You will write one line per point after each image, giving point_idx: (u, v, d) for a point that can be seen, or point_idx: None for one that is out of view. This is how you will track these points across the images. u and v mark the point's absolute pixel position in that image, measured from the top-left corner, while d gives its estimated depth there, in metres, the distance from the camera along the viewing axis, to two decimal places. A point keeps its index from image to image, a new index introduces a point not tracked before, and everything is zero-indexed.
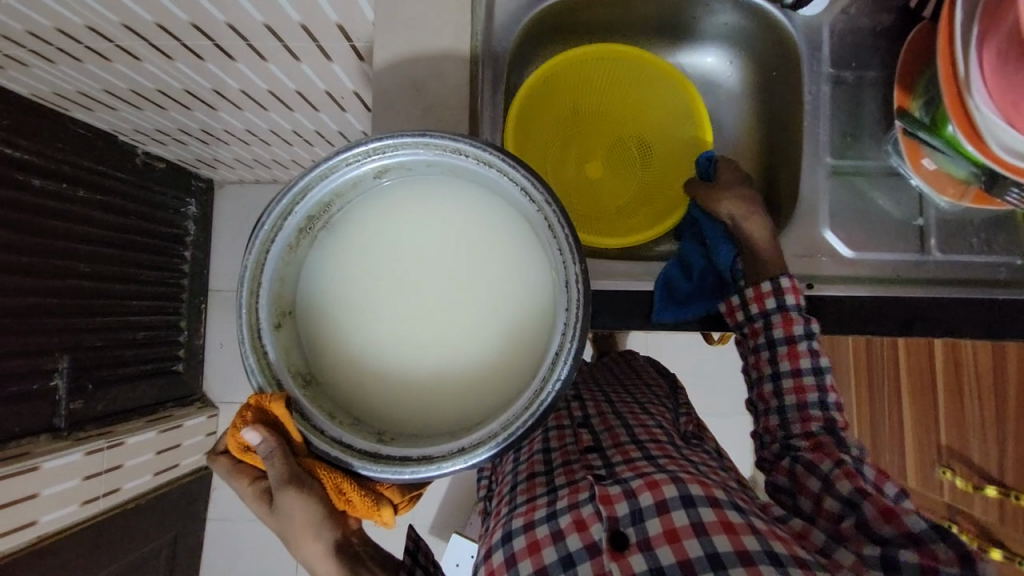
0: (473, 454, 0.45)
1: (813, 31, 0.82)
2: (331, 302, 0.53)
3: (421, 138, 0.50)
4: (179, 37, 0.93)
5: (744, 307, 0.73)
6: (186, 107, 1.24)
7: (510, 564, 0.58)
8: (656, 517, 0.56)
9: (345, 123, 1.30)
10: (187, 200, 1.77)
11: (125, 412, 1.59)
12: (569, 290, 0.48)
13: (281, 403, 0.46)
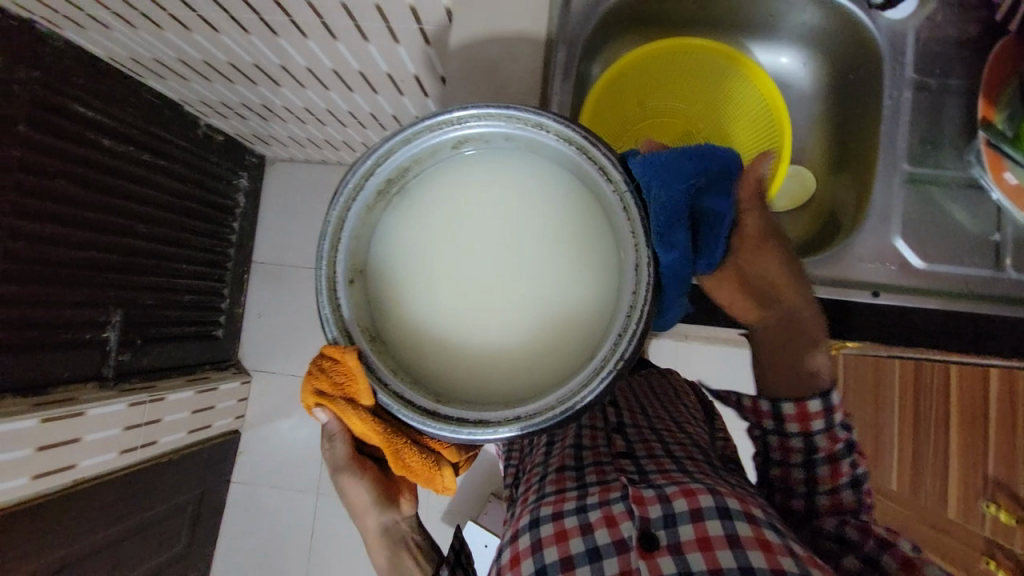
0: (530, 423, 0.46)
1: (893, 39, 0.80)
2: (400, 266, 0.55)
3: (505, 112, 0.52)
4: (259, 12, 0.97)
5: (777, 421, 0.68)
6: (253, 81, 1.29)
7: (536, 548, 0.59)
8: (689, 523, 0.56)
9: (401, 108, 1.34)
10: (239, 173, 1.84)
11: (166, 369, 1.67)
12: (640, 272, 0.49)
13: (354, 356, 0.49)
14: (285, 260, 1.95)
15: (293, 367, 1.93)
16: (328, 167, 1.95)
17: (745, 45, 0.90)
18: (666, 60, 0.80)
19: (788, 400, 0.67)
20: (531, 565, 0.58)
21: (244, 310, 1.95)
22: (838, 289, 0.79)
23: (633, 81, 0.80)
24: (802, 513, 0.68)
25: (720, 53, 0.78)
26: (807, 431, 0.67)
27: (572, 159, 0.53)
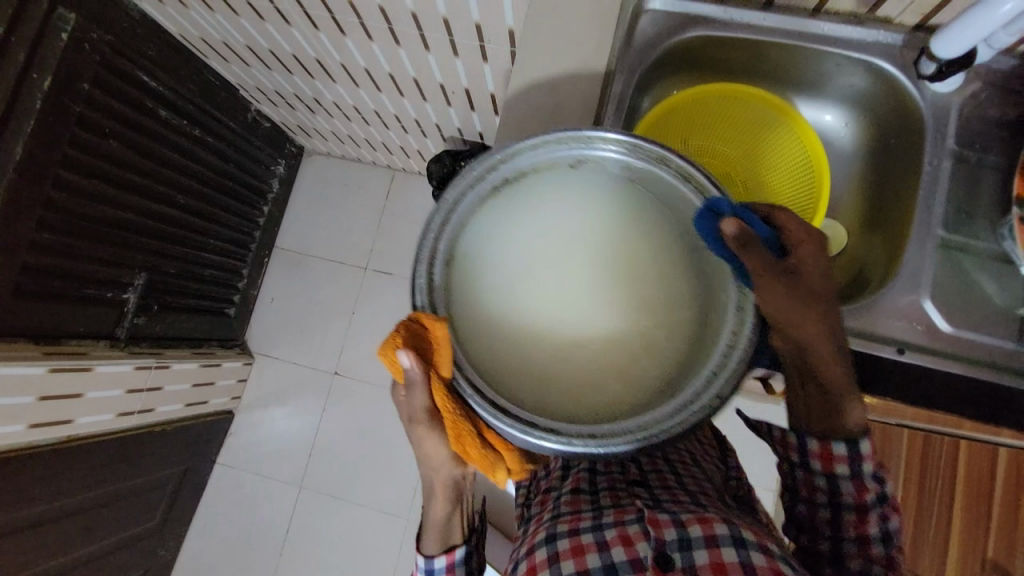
0: (606, 444, 0.48)
1: (935, 110, 0.82)
2: (485, 257, 0.57)
3: (634, 142, 0.56)
4: (333, 11, 1.03)
5: (802, 454, 0.67)
6: (310, 75, 1.35)
7: (552, 562, 0.59)
8: (704, 548, 0.55)
9: (446, 118, 1.39)
10: (278, 161, 1.90)
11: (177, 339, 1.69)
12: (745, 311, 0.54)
13: (443, 326, 0.50)
14: (306, 249, 1.99)
15: (297, 355, 1.94)
16: (363, 166, 2.01)
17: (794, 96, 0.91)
18: (708, 103, 0.83)
19: (811, 435, 0.66)
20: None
21: (259, 293, 1.98)
22: (865, 341, 0.79)
23: (678, 121, 0.82)
24: (827, 553, 0.67)
25: (759, 98, 0.82)
26: (830, 472, 0.65)
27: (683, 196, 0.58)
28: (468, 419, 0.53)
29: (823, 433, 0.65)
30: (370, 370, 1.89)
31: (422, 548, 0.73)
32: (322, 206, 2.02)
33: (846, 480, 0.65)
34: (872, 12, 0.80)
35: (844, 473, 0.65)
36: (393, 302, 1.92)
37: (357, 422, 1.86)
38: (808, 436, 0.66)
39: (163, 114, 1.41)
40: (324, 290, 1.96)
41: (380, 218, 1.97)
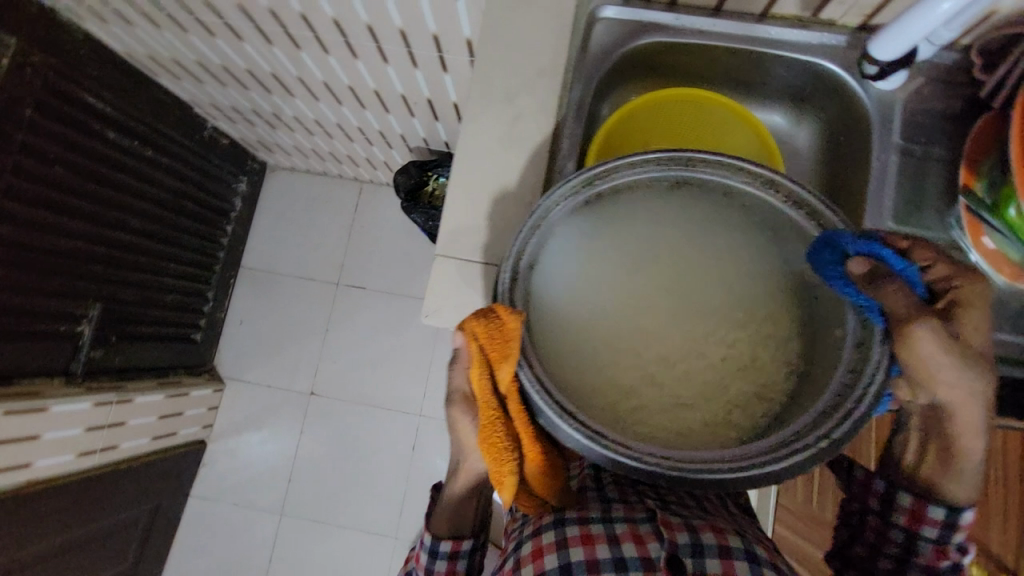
0: (687, 476, 0.48)
1: (881, 112, 0.70)
2: (572, 270, 0.59)
3: (741, 165, 0.58)
4: (285, 26, 1.00)
5: (884, 505, 0.66)
6: (267, 90, 1.31)
7: (561, 546, 0.62)
8: (716, 557, 0.60)
9: (410, 129, 1.37)
10: (239, 178, 1.84)
11: (137, 371, 1.62)
12: (871, 348, 0.51)
13: (514, 318, 0.52)
14: (274, 267, 1.93)
15: (270, 378, 1.87)
16: (328, 179, 1.97)
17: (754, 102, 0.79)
18: (664, 113, 0.76)
19: (904, 491, 0.64)
20: (556, 561, 0.61)
21: (226, 316, 1.91)
22: None
23: (637, 134, 0.76)
24: None
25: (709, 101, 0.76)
26: (912, 535, 0.63)
27: (792, 221, 0.58)
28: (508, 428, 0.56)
29: (914, 492, 0.63)
30: (348, 388, 1.85)
31: (430, 528, 0.74)
32: (289, 223, 1.97)
33: (927, 549, 0.63)
34: (816, 14, 0.70)
35: (926, 541, 0.63)
36: (367, 317, 1.88)
37: (337, 442, 1.82)
38: (904, 493, 0.63)
39: (113, 136, 1.34)
40: (295, 308, 1.91)
41: (349, 232, 1.93)
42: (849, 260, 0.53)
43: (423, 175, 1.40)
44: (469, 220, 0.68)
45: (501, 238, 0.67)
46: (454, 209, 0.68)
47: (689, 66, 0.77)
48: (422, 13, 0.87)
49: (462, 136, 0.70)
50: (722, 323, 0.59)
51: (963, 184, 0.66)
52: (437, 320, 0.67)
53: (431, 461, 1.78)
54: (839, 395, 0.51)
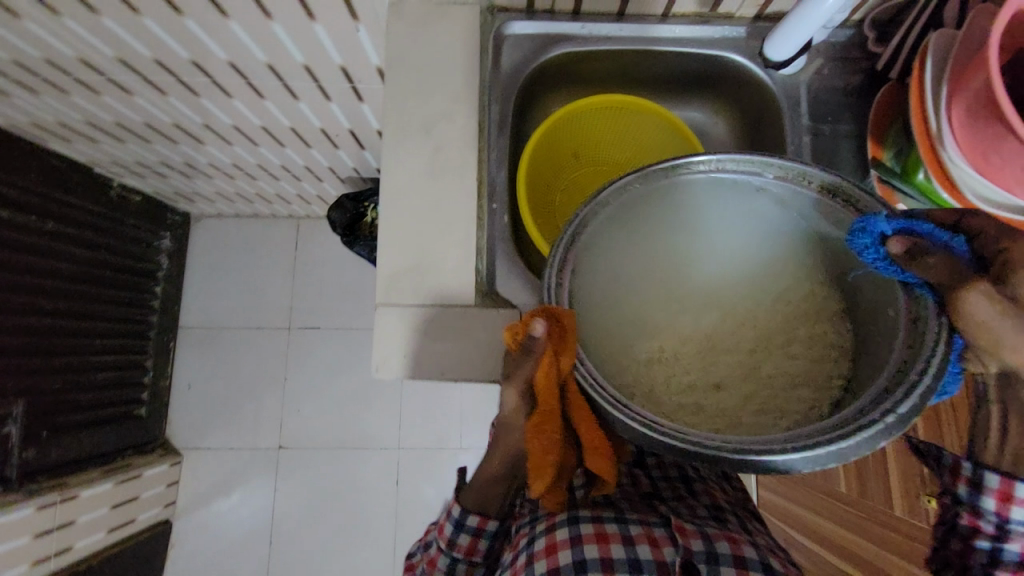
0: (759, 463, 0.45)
1: (790, 94, 0.72)
2: (622, 279, 0.64)
3: (777, 161, 0.58)
4: (177, 74, 0.91)
5: (971, 489, 0.50)
6: (173, 140, 1.21)
7: (575, 542, 0.60)
8: (730, 565, 0.59)
9: (338, 161, 1.32)
10: (161, 234, 1.71)
11: (76, 463, 1.46)
12: (928, 323, 0.49)
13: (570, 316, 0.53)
14: (216, 321, 1.81)
15: (231, 439, 1.75)
16: (260, 221, 1.85)
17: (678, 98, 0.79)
18: (572, 126, 0.76)
19: (1001, 474, 0.48)
20: (569, 557, 0.58)
21: (171, 382, 1.77)
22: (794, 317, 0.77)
23: (554, 153, 0.76)
24: None
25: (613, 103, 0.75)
26: (997, 529, 0.49)
27: (835, 210, 0.58)
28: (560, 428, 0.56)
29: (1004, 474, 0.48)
30: (318, 434, 1.75)
31: (458, 499, 0.69)
32: (225, 272, 1.84)
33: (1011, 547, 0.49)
34: (715, 8, 0.70)
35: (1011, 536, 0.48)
36: (327, 358, 1.79)
37: (316, 492, 1.72)
38: (990, 475, 0.49)
39: (3, 215, 1.21)
40: (248, 362, 1.79)
41: (293, 272, 1.83)
42: (887, 242, 0.50)
43: (360, 206, 1.32)
44: (406, 261, 0.65)
45: (443, 274, 0.64)
46: (387, 253, 0.65)
47: (605, 71, 0.76)
48: (324, 49, 0.82)
49: (384, 174, 0.66)
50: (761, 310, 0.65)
51: (871, 156, 0.69)
52: (387, 373, 0.62)
53: (419, 492, 1.72)
54: (900, 370, 0.50)
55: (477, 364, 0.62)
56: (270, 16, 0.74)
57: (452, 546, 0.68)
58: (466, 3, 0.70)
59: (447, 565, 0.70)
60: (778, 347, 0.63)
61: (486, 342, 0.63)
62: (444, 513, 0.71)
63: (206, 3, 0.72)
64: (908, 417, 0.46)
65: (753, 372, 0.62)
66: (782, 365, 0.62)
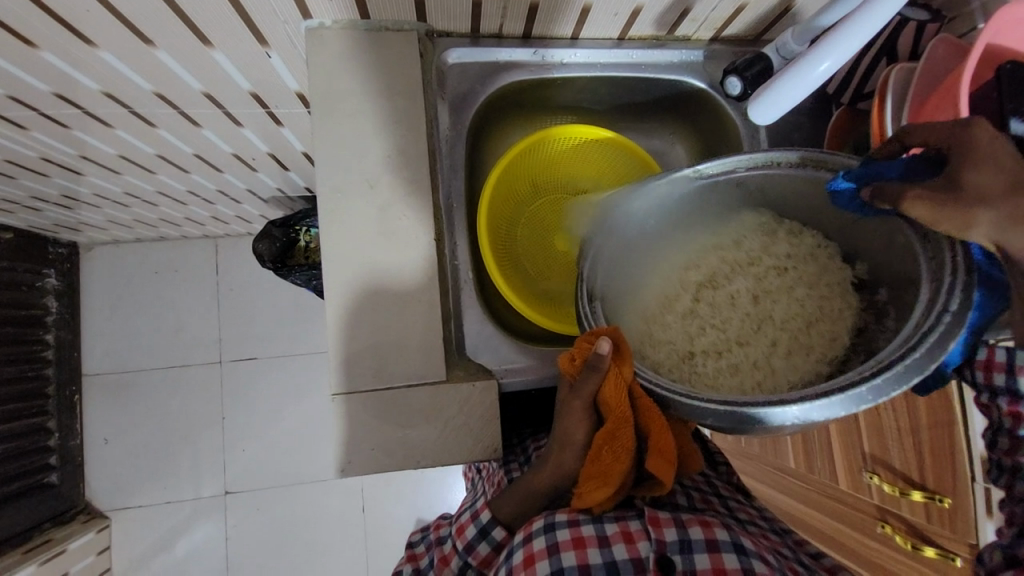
0: (841, 401, 0.43)
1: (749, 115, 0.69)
2: (633, 264, 0.62)
3: (740, 157, 0.56)
4: (35, 106, 0.73)
5: (1007, 376, 0.47)
6: (42, 173, 0.99)
7: (553, 552, 0.52)
8: (705, 553, 0.52)
9: (257, 183, 1.15)
10: (44, 272, 1.42)
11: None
12: (942, 251, 0.47)
13: (609, 330, 0.51)
14: (131, 364, 1.53)
15: (165, 493, 1.50)
16: (167, 245, 1.57)
17: (639, 118, 0.77)
18: (525, 162, 0.70)
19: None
20: (546, 567, 0.51)
21: (82, 440, 1.49)
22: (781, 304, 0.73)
23: (511, 191, 0.70)
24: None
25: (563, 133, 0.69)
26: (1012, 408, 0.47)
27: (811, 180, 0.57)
28: (621, 446, 0.53)
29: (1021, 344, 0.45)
30: (269, 472, 1.53)
31: (491, 505, 0.61)
32: (130, 304, 1.56)
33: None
34: (671, 31, 0.66)
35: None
36: (269, 390, 1.56)
37: (275, 534, 1.52)
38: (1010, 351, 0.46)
39: None
40: (173, 407, 1.53)
41: (217, 299, 1.57)
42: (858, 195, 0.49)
43: (289, 232, 1.17)
44: (365, 335, 0.57)
45: (406, 351, 0.57)
46: (342, 336, 0.57)
47: (558, 98, 0.71)
48: (228, 75, 0.68)
49: (324, 238, 0.57)
50: (766, 275, 0.62)
51: None
52: (355, 471, 0.56)
53: (389, 514, 1.56)
54: (936, 278, 0.47)
55: (452, 446, 0.57)
56: (153, 44, 0.60)
57: (469, 551, 0.61)
58: (399, 29, 0.61)
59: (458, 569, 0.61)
60: (785, 292, 0.61)
61: (461, 425, 0.57)
62: (470, 511, 0.64)
63: (64, 32, 0.57)
64: (961, 314, 0.43)
65: (766, 320, 0.60)
66: (793, 308, 0.60)
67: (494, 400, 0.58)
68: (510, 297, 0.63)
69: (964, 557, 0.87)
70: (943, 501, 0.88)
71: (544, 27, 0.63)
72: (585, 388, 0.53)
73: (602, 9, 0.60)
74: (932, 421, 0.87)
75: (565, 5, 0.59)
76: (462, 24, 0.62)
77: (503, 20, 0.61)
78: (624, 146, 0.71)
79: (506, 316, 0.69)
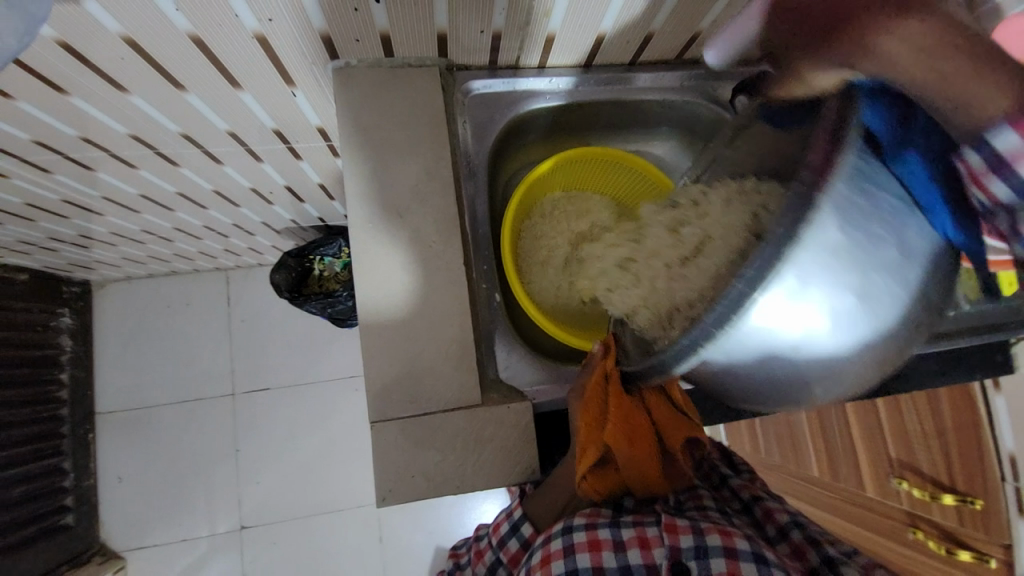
0: (728, 309, 0.39)
1: None
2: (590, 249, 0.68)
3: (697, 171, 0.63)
4: (64, 151, 0.75)
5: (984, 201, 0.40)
6: (63, 215, 1.00)
7: (568, 552, 0.51)
8: (722, 557, 0.50)
9: (272, 214, 1.17)
10: (58, 311, 1.43)
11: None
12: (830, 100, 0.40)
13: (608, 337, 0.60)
14: (144, 399, 1.53)
15: (182, 530, 1.48)
16: (179, 279, 1.58)
17: (650, 135, 0.79)
18: (543, 186, 0.73)
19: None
20: (562, 567, 0.50)
21: (97, 479, 1.47)
22: None
23: (528, 208, 0.72)
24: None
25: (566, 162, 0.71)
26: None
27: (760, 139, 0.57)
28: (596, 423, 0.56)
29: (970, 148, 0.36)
30: (286, 504, 1.51)
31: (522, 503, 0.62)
32: (142, 340, 1.55)
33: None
34: (680, 55, 0.69)
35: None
36: (283, 420, 1.55)
37: (293, 569, 1.48)
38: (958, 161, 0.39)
39: None
40: (188, 442, 1.52)
41: (229, 330, 1.58)
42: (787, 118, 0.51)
43: (304, 262, 1.19)
44: (399, 363, 0.58)
45: (439, 375, 0.58)
46: (377, 362, 0.57)
47: (575, 121, 0.74)
48: (254, 115, 0.71)
49: (357, 271, 0.59)
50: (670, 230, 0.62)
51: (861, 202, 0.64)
52: (397, 498, 0.56)
53: (409, 542, 1.53)
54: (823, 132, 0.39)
55: (487, 470, 0.57)
56: (184, 89, 0.62)
57: (501, 547, 0.61)
58: (421, 65, 0.63)
59: (490, 564, 0.62)
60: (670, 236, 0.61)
61: (496, 447, 0.57)
62: (504, 510, 0.65)
63: (100, 80, 0.59)
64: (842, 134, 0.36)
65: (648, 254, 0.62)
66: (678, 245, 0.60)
67: (530, 421, 0.58)
68: (538, 319, 0.64)
69: (1000, 559, 0.85)
70: (977, 503, 0.87)
71: (558, 57, 0.66)
72: (579, 384, 0.61)
73: (616, 38, 0.62)
74: (957, 424, 0.87)
75: (581, 36, 0.61)
76: (481, 57, 0.64)
77: (520, 52, 0.64)
78: (628, 165, 0.72)
79: (533, 335, 0.70)
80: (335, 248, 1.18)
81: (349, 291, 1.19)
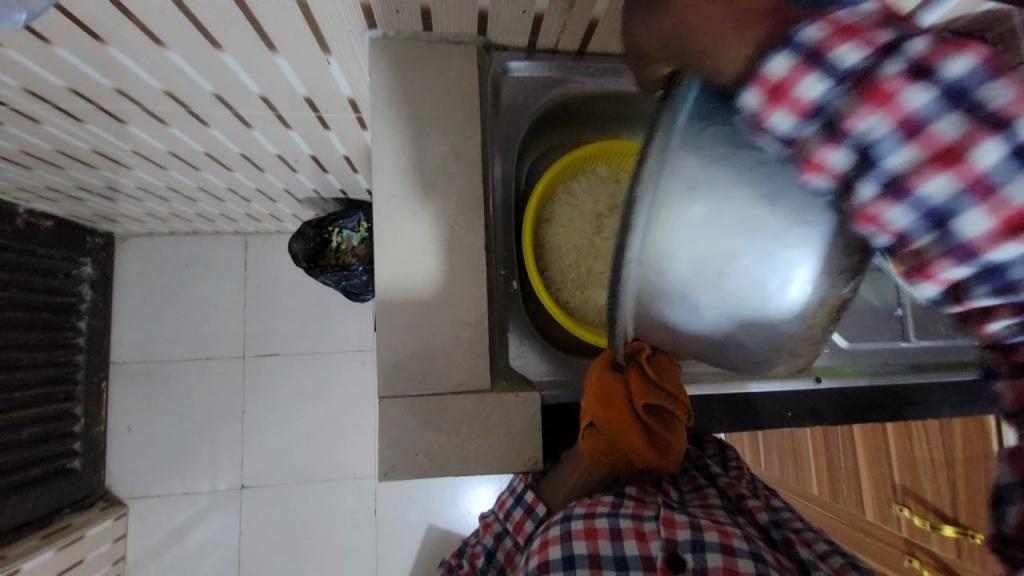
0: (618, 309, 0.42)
1: None
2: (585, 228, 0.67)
3: None
4: (97, 102, 0.76)
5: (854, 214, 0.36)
6: (91, 165, 1.02)
7: (565, 538, 0.52)
8: (719, 553, 0.50)
9: (294, 183, 1.17)
10: (80, 260, 1.46)
11: (12, 531, 1.26)
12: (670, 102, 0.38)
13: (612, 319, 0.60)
14: (157, 354, 1.56)
15: (184, 483, 1.52)
16: (199, 240, 1.60)
17: None
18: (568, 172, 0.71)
19: (806, 25, 0.33)
20: (558, 552, 0.51)
21: (107, 426, 1.52)
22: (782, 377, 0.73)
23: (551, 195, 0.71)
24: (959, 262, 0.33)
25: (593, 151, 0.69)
26: (827, 143, 0.33)
27: None
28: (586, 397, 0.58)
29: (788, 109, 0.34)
30: (286, 468, 1.54)
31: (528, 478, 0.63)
32: (159, 296, 1.58)
33: (891, 137, 0.31)
34: None
35: (920, 145, 0.31)
36: (289, 387, 1.58)
37: (287, 533, 1.52)
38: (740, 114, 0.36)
39: None
40: (196, 399, 1.56)
41: (244, 294, 1.60)
42: None
43: (323, 233, 1.20)
44: (412, 340, 0.58)
45: (450, 356, 0.58)
46: (390, 338, 0.58)
47: (604, 109, 0.72)
48: (286, 80, 0.70)
49: (378, 245, 0.59)
50: None
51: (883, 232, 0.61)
52: (399, 474, 0.56)
53: (401, 518, 1.55)
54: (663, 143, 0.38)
55: (491, 454, 0.57)
56: (220, 48, 0.62)
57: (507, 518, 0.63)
58: (459, 41, 0.62)
59: (497, 535, 0.63)
60: None
61: (502, 433, 0.57)
62: (509, 487, 0.66)
63: (138, 32, 0.59)
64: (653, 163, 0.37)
65: None
66: None
67: (538, 411, 0.58)
68: (550, 307, 0.63)
69: None
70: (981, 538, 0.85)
71: (598, 44, 0.64)
72: None
73: None
74: (967, 456, 0.85)
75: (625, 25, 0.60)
76: (519, 38, 0.63)
77: (559, 37, 0.63)
78: None
79: (545, 323, 0.70)
80: (354, 222, 1.19)
81: (364, 266, 1.19)
